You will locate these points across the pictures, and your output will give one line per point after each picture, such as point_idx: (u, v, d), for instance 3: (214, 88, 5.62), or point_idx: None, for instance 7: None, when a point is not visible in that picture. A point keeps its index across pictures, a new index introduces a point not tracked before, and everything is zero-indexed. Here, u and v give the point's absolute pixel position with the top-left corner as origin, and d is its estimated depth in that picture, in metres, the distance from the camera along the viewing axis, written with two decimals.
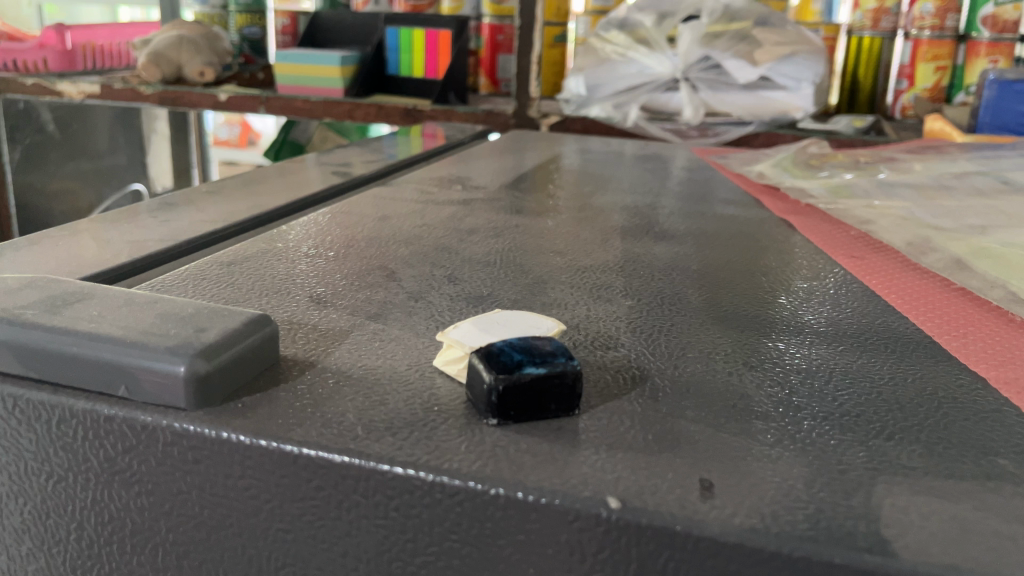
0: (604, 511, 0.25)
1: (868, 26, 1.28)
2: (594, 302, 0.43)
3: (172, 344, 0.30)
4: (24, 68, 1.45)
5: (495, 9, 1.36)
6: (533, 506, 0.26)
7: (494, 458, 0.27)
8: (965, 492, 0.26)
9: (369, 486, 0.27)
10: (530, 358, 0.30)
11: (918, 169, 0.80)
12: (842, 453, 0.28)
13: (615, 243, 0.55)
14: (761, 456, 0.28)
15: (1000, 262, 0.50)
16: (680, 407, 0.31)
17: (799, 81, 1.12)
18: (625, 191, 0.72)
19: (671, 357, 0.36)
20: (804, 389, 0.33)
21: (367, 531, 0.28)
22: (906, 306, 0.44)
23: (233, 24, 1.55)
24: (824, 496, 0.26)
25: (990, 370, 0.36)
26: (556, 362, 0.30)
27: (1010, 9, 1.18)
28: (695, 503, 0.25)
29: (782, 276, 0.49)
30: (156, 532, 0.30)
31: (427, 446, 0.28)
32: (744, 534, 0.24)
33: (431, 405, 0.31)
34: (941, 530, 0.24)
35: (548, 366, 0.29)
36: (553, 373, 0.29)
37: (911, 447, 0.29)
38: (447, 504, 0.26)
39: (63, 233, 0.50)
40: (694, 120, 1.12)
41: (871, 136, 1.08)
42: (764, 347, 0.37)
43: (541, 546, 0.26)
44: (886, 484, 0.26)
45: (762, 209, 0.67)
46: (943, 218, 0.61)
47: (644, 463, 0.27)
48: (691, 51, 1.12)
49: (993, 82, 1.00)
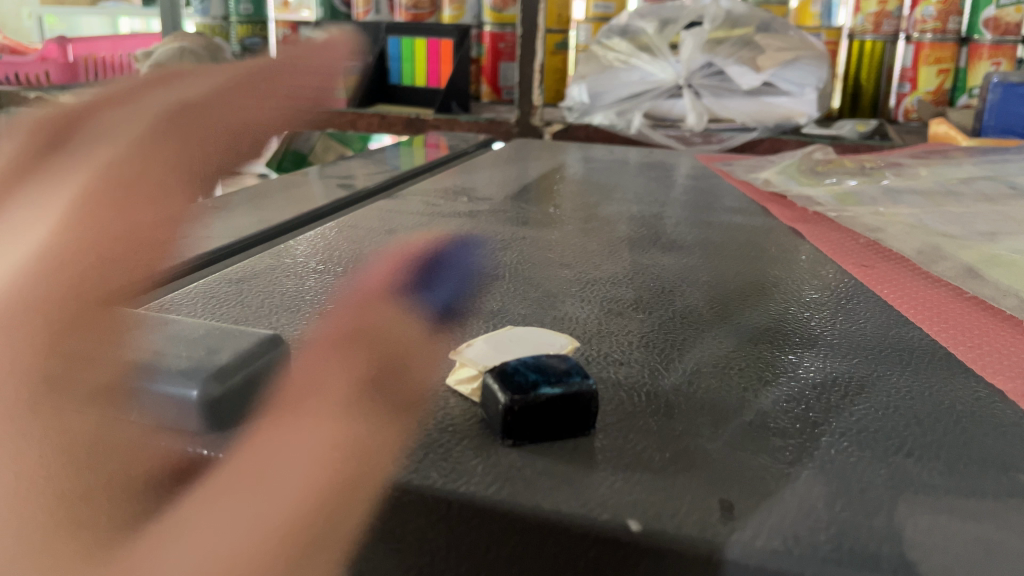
0: (628, 533, 0.25)
1: (869, 31, 1.28)
2: (606, 316, 0.43)
3: (186, 366, 0.31)
4: (25, 81, 1.45)
5: (496, 17, 1.36)
6: (558, 526, 0.25)
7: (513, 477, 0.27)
8: (988, 510, 0.26)
9: (385, 509, 0.27)
10: (544, 377, 0.29)
11: (924, 174, 0.79)
12: (862, 471, 0.28)
13: (623, 253, 0.55)
14: (780, 475, 0.28)
15: (1012, 269, 0.50)
16: (696, 424, 0.31)
17: (802, 87, 1.13)
18: (630, 201, 0.72)
19: (684, 373, 0.36)
20: (820, 405, 0.33)
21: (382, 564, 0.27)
22: (917, 316, 0.44)
23: (234, 35, 1.55)
24: (847, 517, 0.25)
25: (1007, 382, 0.36)
26: (572, 381, 0.29)
27: (1011, 12, 1.18)
28: (716, 525, 0.25)
29: (792, 286, 0.48)
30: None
31: (442, 468, 0.28)
32: (766, 557, 0.24)
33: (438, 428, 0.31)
34: (965, 551, 0.24)
35: (563, 386, 0.29)
36: (569, 394, 0.29)
37: (930, 464, 0.29)
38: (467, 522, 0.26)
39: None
40: (698, 126, 1.12)
41: (875, 140, 1.08)
42: (778, 361, 0.37)
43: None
44: (907, 504, 0.26)
45: (769, 216, 0.67)
46: (952, 225, 0.61)
47: (662, 485, 0.27)
48: (694, 58, 1.13)
49: (996, 85, 1.00)
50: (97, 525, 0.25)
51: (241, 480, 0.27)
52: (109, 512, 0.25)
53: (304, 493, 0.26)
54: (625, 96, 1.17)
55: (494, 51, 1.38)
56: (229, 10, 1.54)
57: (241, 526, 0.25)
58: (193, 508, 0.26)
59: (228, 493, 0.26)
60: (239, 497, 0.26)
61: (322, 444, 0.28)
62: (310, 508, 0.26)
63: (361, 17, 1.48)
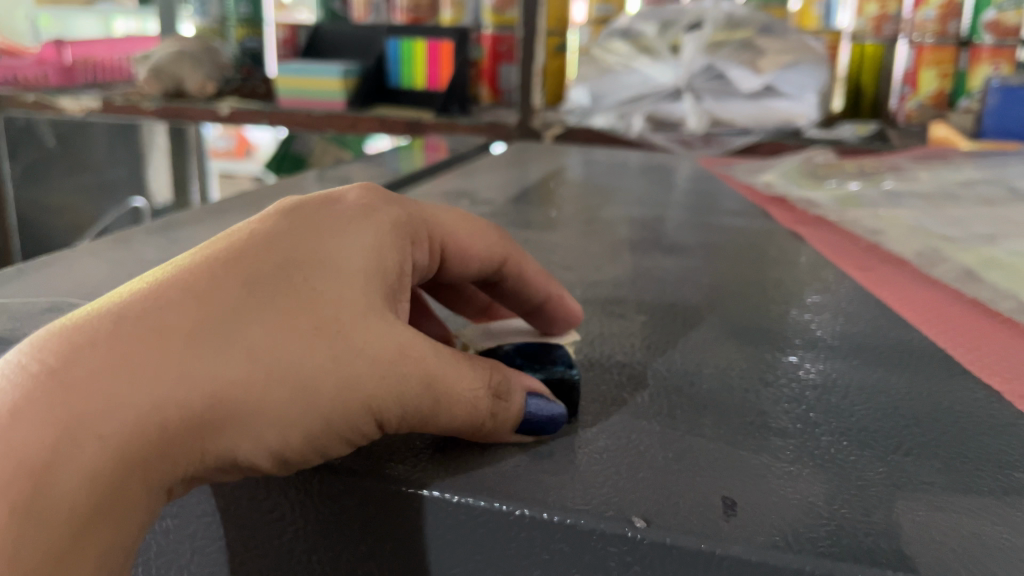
0: (430, 498, 0.27)
1: (870, 33, 1.28)
2: (608, 318, 0.43)
3: None
4: (24, 82, 1.45)
5: (496, 19, 1.36)
6: (383, 490, 0.27)
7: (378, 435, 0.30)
8: (985, 507, 0.26)
9: (394, 507, 0.27)
10: (531, 364, 0.34)
11: (925, 178, 0.80)
12: (861, 470, 0.28)
13: (624, 256, 0.55)
14: (781, 473, 0.28)
15: (1011, 272, 0.50)
16: (699, 424, 0.32)
17: (803, 89, 1.13)
18: (632, 204, 0.73)
19: (686, 373, 0.36)
20: (820, 405, 0.33)
21: (249, 560, 0.29)
22: (917, 319, 0.44)
23: (233, 36, 1.54)
24: (846, 513, 0.26)
25: (1003, 383, 0.36)
26: (554, 369, 0.33)
27: (1011, 15, 1.17)
28: (717, 522, 0.25)
29: (793, 288, 0.49)
30: (157, 545, 0.30)
31: (449, 468, 0.28)
32: (768, 553, 0.24)
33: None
34: (962, 546, 0.24)
35: (546, 371, 0.33)
36: (551, 377, 0.33)
37: (928, 462, 0.29)
38: (291, 496, 0.29)
39: (56, 260, 0.50)
40: (699, 129, 1.12)
41: (874, 144, 1.08)
42: (780, 362, 0.38)
43: (452, 552, 0.27)
44: (905, 500, 0.27)
45: (769, 219, 0.68)
46: (951, 228, 0.61)
47: (665, 482, 0.28)
48: (695, 60, 1.14)
49: (996, 89, 1.01)
50: (267, 283, 0.27)
51: (369, 338, 0.27)
52: (294, 284, 0.27)
53: (363, 399, 0.26)
54: (626, 98, 1.18)
55: (494, 53, 1.38)
56: (227, 11, 1.54)
57: (301, 373, 0.25)
58: (319, 329, 0.26)
59: (348, 341, 0.26)
60: (327, 359, 0.26)
61: (424, 388, 0.27)
62: (356, 409, 0.26)
63: (360, 20, 1.49)
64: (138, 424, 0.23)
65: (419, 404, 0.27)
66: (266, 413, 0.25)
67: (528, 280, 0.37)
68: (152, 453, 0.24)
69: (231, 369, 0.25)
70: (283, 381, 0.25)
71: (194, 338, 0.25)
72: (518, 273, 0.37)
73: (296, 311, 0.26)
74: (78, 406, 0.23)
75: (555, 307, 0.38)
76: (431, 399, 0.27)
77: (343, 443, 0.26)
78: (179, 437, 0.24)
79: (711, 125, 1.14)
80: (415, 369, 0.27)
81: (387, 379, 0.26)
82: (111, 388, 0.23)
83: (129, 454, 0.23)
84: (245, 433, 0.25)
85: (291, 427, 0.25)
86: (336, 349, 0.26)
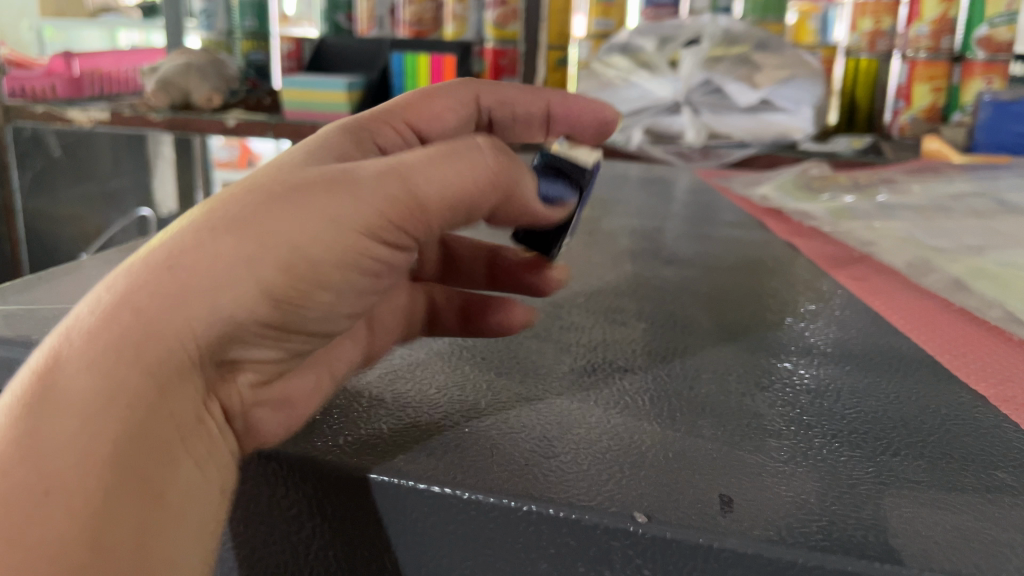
0: (440, 494, 0.28)
1: (864, 49, 1.32)
2: (609, 325, 0.45)
3: None
4: (31, 94, 1.45)
5: (498, 33, 1.36)
6: (386, 486, 0.29)
7: (390, 437, 0.32)
8: (968, 504, 0.28)
9: (406, 505, 0.29)
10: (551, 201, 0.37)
11: (918, 190, 0.81)
12: (851, 469, 0.30)
13: (625, 266, 0.57)
14: (776, 472, 0.30)
15: (997, 282, 0.52)
16: (697, 426, 0.33)
17: (799, 103, 1.16)
18: (632, 215, 0.74)
19: (686, 378, 0.38)
20: (812, 408, 0.35)
21: (268, 554, 0.31)
22: (907, 327, 0.46)
23: (239, 49, 1.57)
24: (837, 509, 0.27)
25: (989, 388, 0.38)
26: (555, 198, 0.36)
27: (1003, 31, 1.19)
28: (715, 517, 0.27)
29: (788, 297, 0.51)
30: None
31: (459, 467, 0.30)
32: (761, 546, 0.25)
33: (436, 411, 0.34)
34: (946, 539, 0.26)
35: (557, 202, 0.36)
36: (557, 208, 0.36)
37: (915, 461, 0.31)
38: (307, 493, 0.30)
39: (68, 271, 0.51)
40: (697, 142, 1.14)
41: (870, 157, 1.10)
42: (775, 368, 0.39)
43: (461, 548, 0.29)
44: (892, 497, 0.28)
45: (766, 230, 0.70)
46: (942, 239, 0.63)
47: (665, 481, 0.29)
48: (693, 75, 1.16)
49: (988, 103, 1.03)
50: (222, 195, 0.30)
51: (310, 174, 0.28)
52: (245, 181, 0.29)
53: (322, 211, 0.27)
54: (626, 113, 1.19)
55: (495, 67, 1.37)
56: (233, 24, 1.56)
57: (246, 217, 0.27)
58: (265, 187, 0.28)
59: (293, 181, 0.28)
60: (275, 198, 0.27)
61: (386, 182, 0.28)
62: (317, 220, 0.27)
63: (365, 33, 1.50)
64: (109, 321, 0.25)
65: (393, 196, 0.28)
66: (223, 259, 0.26)
67: (514, 102, 0.42)
68: (135, 336, 0.25)
69: (182, 243, 0.26)
70: (236, 230, 0.26)
71: (149, 257, 0.26)
72: (500, 104, 0.42)
73: (244, 187, 0.28)
74: (67, 337, 0.26)
75: (559, 105, 0.43)
76: (398, 185, 0.28)
77: (333, 255, 0.27)
78: (157, 320, 0.25)
79: (709, 138, 1.16)
80: (367, 175, 0.28)
81: (341, 190, 0.27)
82: (87, 313, 0.26)
83: (111, 344, 0.25)
84: (220, 299, 0.26)
85: (255, 257, 0.26)
86: (283, 197, 0.27)
